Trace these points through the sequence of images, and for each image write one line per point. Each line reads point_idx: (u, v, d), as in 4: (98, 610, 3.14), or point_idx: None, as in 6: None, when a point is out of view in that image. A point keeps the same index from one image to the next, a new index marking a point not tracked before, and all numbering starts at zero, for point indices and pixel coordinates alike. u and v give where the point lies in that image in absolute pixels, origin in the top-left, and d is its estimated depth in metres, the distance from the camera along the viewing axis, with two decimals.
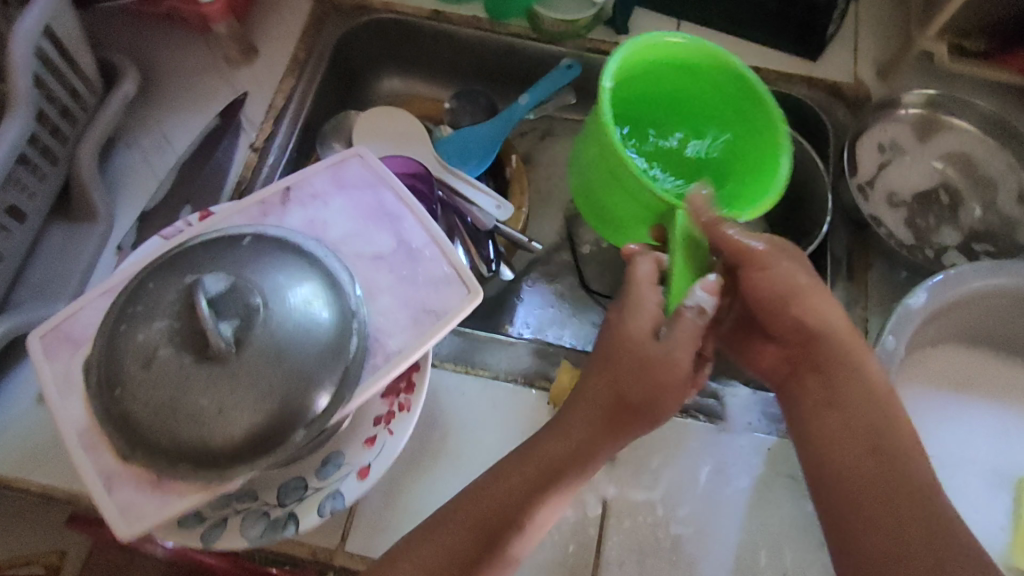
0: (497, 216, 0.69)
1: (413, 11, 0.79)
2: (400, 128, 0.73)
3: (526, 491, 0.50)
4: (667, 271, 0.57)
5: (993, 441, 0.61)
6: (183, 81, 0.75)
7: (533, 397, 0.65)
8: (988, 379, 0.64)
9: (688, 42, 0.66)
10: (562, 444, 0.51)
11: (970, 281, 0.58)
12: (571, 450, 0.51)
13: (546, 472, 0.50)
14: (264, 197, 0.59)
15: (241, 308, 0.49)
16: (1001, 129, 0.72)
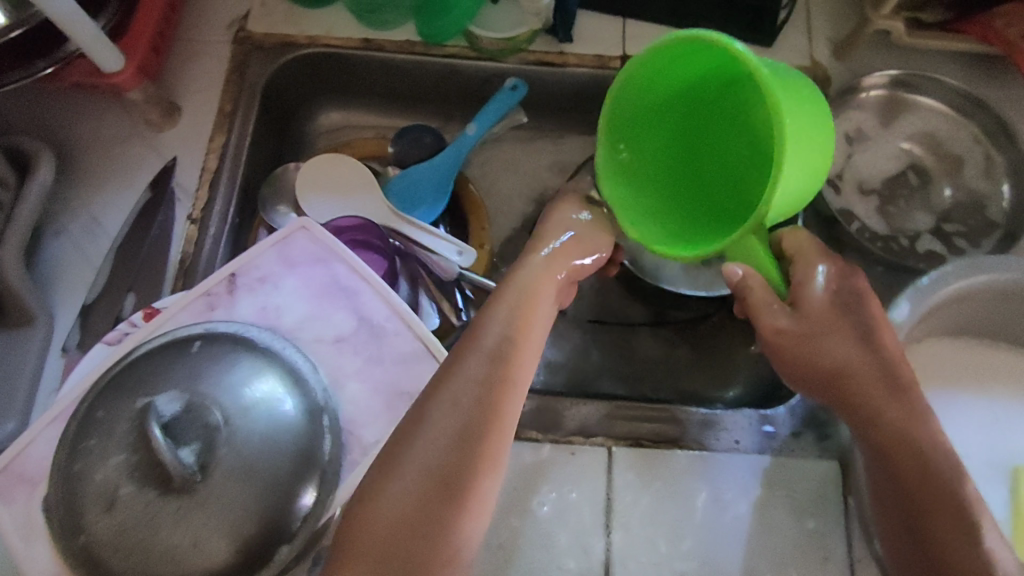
0: (459, 262, 0.66)
1: (343, 42, 0.74)
2: (344, 178, 0.69)
3: (438, 475, 0.45)
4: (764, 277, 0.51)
5: (985, 432, 0.60)
6: (105, 153, 0.69)
7: (522, 451, 0.62)
8: (974, 369, 0.63)
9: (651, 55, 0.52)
10: (458, 418, 0.47)
11: (950, 283, 0.57)
12: (469, 417, 0.47)
13: (465, 449, 0.46)
14: (208, 288, 0.55)
15: (200, 431, 0.45)
16: (966, 103, 0.69)
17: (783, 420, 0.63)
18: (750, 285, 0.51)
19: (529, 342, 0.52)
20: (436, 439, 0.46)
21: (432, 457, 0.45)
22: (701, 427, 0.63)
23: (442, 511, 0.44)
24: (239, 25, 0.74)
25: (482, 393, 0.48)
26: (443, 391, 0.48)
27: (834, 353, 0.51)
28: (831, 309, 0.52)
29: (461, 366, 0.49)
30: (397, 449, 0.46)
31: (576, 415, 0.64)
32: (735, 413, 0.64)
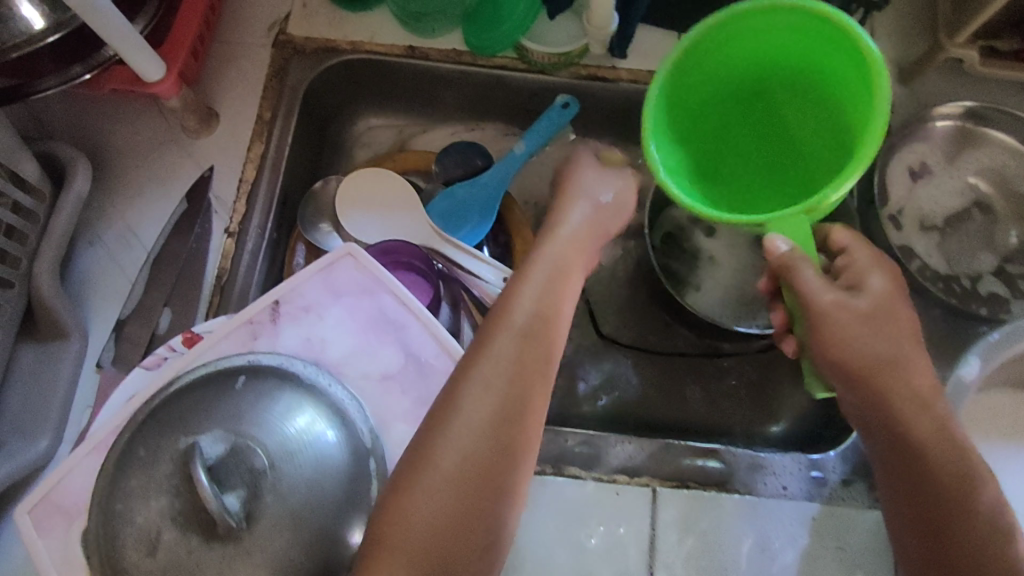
0: None
1: (387, 49, 0.71)
2: (388, 195, 0.66)
3: (470, 470, 0.44)
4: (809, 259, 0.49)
5: None
6: (141, 160, 0.67)
7: (563, 489, 0.60)
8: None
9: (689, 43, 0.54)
10: (492, 405, 0.45)
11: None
12: (505, 406, 0.45)
13: (497, 442, 0.45)
14: (251, 315, 0.54)
15: (246, 475, 0.44)
16: None
17: (833, 466, 0.61)
18: (798, 262, 0.48)
19: (561, 319, 0.50)
20: (472, 429, 0.44)
21: (470, 449, 0.44)
22: (748, 469, 0.61)
23: (484, 501, 0.44)
24: (280, 27, 0.72)
25: (510, 380, 0.46)
26: (476, 377, 0.46)
27: (885, 351, 0.49)
28: (885, 306, 0.50)
29: (492, 348, 0.47)
30: (429, 439, 0.45)
31: (619, 452, 0.62)
32: (783, 457, 0.62)
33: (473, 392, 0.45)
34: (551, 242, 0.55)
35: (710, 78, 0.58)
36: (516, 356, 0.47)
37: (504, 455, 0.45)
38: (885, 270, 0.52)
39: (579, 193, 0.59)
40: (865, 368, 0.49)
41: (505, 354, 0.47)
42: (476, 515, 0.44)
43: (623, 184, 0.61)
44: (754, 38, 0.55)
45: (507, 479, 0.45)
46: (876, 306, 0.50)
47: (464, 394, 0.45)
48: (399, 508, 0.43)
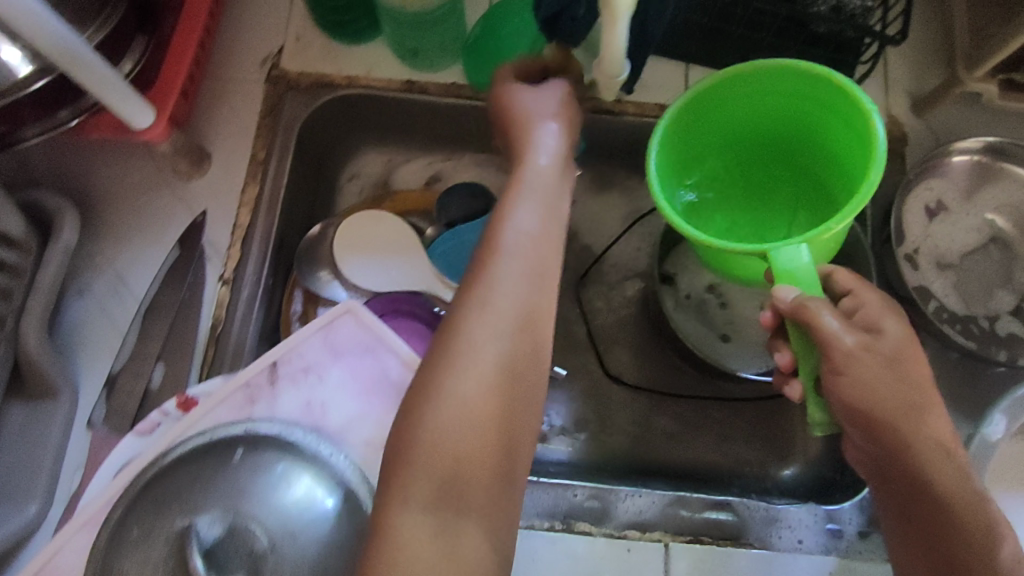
0: None
1: (383, 84, 0.69)
2: (388, 239, 0.64)
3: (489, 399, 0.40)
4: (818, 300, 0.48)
5: None
6: (130, 204, 0.65)
7: (573, 546, 0.58)
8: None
9: (688, 104, 0.56)
10: (497, 335, 0.41)
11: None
12: (511, 331, 0.41)
13: (511, 365, 0.41)
14: (248, 378, 0.52)
15: (245, 558, 0.43)
16: None
17: (849, 517, 0.60)
18: (810, 303, 0.45)
19: (551, 240, 0.46)
20: (478, 359, 0.41)
21: (478, 382, 0.40)
22: (762, 522, 0.60)
23: (501, 433, 0.40)
24: (273, 62, 0.69)
25: (513, 302, 0.42)
26: (479, 309, 0.42)
27: (905, 397, 0.47)
28: (910, 354, 0.47)
29: (489, 274, 0.43)
30: (435, 374, 0.41)
31: (628, 506, 0.60)
32: (798, 509, 0.60)
33: (473, 320, 0.42)
34: (524, 174, 0.49)
35: (698, 133, 0.59)
36: (513, 278, 0.43)
37: (515, 379, 0.41)
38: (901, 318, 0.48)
39: (535, 119, 0.52)
40: (885, 411, 0.46)
41: (506, 277, 0.43)
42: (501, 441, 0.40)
43: (567, 103, 0.54)
44: (738, 97, 0.56)
45: (525, 398, 0.41)
46: (898, 349, 0.47)
47: (466, 326, 0.41)
48: (411, 446, 0.39)
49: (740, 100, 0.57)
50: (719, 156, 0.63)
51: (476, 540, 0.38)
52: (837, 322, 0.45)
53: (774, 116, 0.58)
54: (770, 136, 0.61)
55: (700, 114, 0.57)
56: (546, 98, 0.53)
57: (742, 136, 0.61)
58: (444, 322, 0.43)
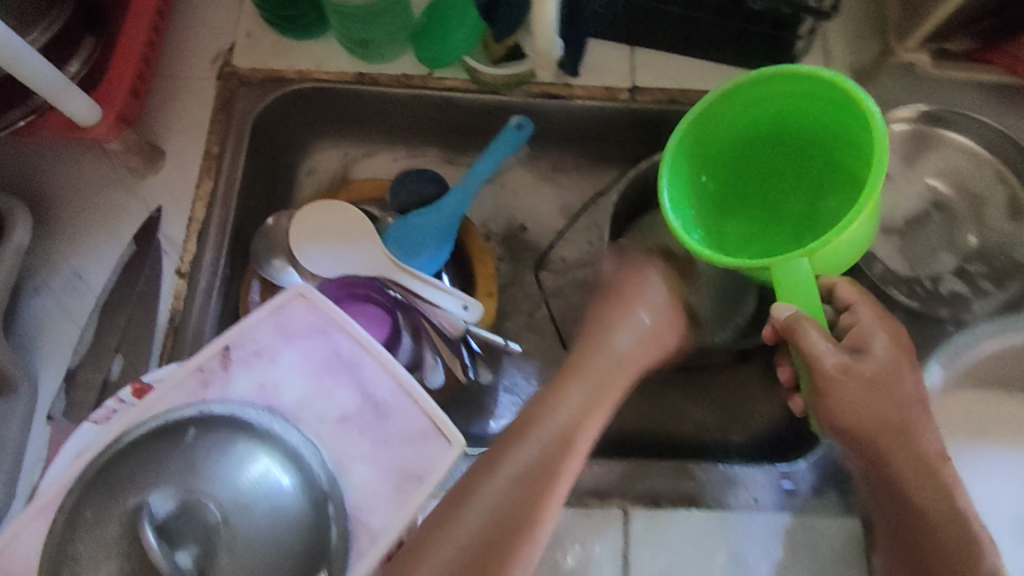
0: (466, 317, 0.62)
1: (334, 76, 0.70)
2: (343, 227, 0.65)
3: (496, 526, 0.46)
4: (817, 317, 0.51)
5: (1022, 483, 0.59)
6: (84, 202, 0.65)
7: None
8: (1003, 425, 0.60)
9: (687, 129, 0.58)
10: (529, 464, 0.49)
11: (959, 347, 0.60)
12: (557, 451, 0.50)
13: (526, 497, 0.48)
14: (201, 362, 0.52)
15: (199, 531, 0.43)
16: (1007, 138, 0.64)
17: (803, 475, 0.61)
18: (804, 324, 0.49)
19: (587, 435, 0.52)
20: (517, 471, 0.48)
21: (515, 480, 0.48)
22: (720, 484, 0.62)
23: (505, 547, 0.46)
24: (224, 59, 0.70)
25: (540, 457, 0.49)
26: (540, 419, 0.51)
27: (884, 421, 0.49)
28: (889, 373, 0.50)
29: (562, 391, 0.54)
30: (465, 493, 0.48)
31: (586, 476, 0.62)
32: (754, 470, 0.62)
33: (516, 454, 0.49)
34: (602, 354, 0.57)
35: (702, 154, 0.61)
36: (554, 451, 0.50)
37: (543, 491, 0.48)
38: (890, 336, 0.51)
39: (636, 306, 0.61)
40: (868, 431, 0.49)
41: (569, 395, 0.54)
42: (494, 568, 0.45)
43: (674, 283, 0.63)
44: (737, 106, 0.58)
45: (532, 527, 0.47)
46: (875, 375, 0.49)
47: (503, 452, 0.50)
48: (445, 518, 0.47)
49: (747, 110, 0.58)
50: (733, 176, 0.63)
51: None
52: (826, 343, 0.49)
53: (774, 122, 0.59)
54: (777, 144, 0.61)
55: (701, 136, 0.59)
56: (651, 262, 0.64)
57: (748, 146, 0.62)
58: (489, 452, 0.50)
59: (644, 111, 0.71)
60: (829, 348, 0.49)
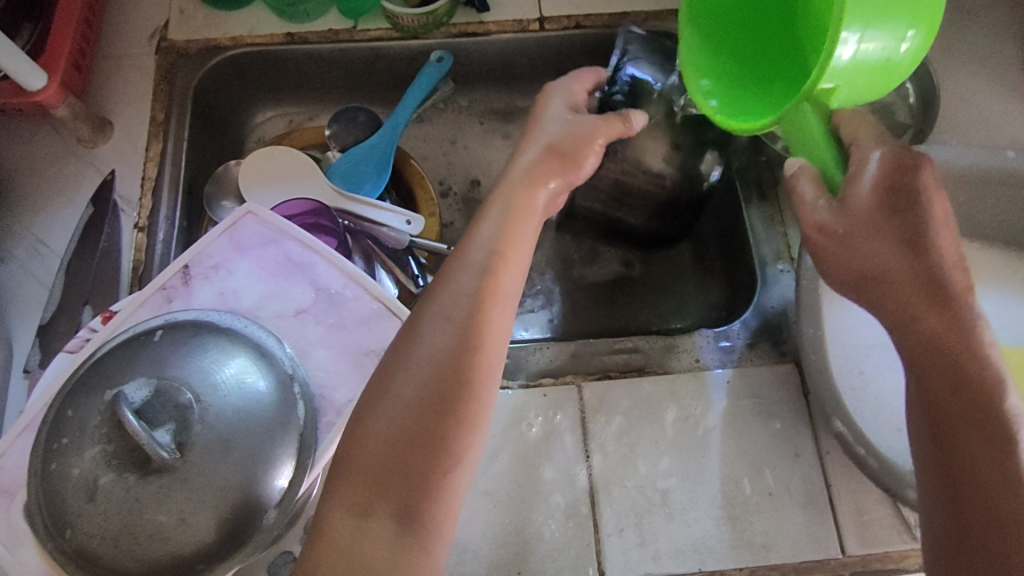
0: (410, 232, 0.68)
1: (265, 39, 0.75)
2: (287, 168, 0.70)
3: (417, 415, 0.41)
4: (824, 163, 0.46)
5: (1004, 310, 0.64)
6: (42, 175, 0.70)
7: (503, 398, 0.64)
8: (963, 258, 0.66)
9: None
10: (448, 337, 0.42)
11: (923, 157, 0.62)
12: (464, 345, 0.42)
13: (448, 372, 0.42)
14: (163, 282, 0.56)
15: (173, 410, 0.46)
16: None
17: (738, 333, 0.67)
18: (800, 182, 0.46)
19: (512, 263, 0.46)
20: (432, 357, 0.42)
21: (417, 389, 0.41)
22: (662, 351, 0.67)
23: (430, 443, 0.40)
24: (161, 34, 0.75)
25: (459, 324, 0.43)
26: (427, 317, 0.43)
27: (865, 267, 0.44)
28: (872, 219, 0.43)
29: (454, 266, 0.46)
30: (383, 379, 0.42)
31: (539, 359, 0.67)
32: (692, 334, 0.67)
33: (432, 329, 0.43)
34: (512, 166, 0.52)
35: None
36: (473, 298, 0.44)
37: (463, 373, 0.42)
38: (885, 167, 0.43)
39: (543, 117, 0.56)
40: (864, 270, 0.44)
41: (460, 283, 0.44)
42: (422, 462, 0.40)
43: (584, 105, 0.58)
44: None
45: (461, 407, 0.41)
46: (852, 228, 0.44)
47: (414, 333, 0.43)
48: (352, 447, 0.40)
49: None
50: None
51: (385, 535, 0.38)
52: (820, 196, 0.45)
53: None
54: None
55: None
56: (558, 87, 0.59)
57: None
58: (401, 338, 0.44)
59: (555, 38, 0.76)
60: (821, 199, 0.45)
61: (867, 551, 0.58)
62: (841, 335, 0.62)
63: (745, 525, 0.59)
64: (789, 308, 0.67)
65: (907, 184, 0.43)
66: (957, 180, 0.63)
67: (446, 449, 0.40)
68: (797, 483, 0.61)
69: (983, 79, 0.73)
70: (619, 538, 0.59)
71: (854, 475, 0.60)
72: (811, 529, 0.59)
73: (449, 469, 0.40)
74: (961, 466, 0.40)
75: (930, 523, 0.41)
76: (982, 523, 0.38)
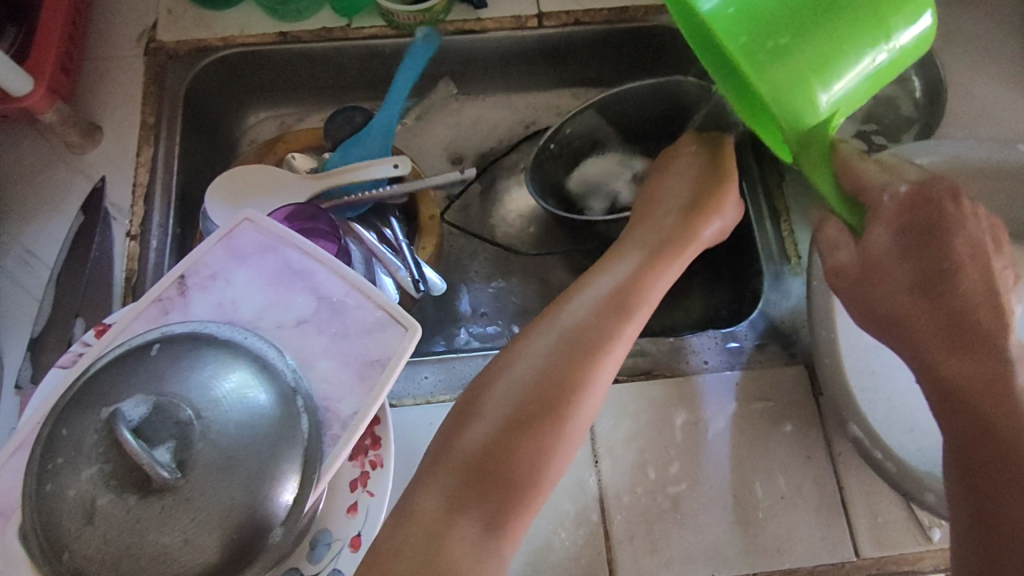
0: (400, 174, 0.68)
1: (257, 39, 0.73)
2: (272, 177, 0.69)
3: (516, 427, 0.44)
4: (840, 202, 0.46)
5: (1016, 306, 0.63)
6: (30, 183, 0.68)
7: None
8: None
9: None
10: (555, 351, 0.47)
11: (933, 153, 0.61)
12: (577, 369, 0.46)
13: (552, 388, 0.45)
14: (159, 293, 0.55)
15: (173, 428, 0.44)
16: None
17: (746, 333, 0.66)
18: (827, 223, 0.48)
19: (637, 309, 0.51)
20: (538, 371, 0.46)
21: (519, 396, 0.45)
22: (669, 353, 0.65)
23: (524, 453, 0.43)
24: (149, 35, 0.73)
25: (569, 346, 0.47)
26: (540, 336, 0.48)
27: (882, 311, 0.45)
28: (892, 261, 0.44)
29: (578, 298, 0.51)
30: (491, 379, 0.47)
31: None
32: (700, 335, 0.66)
33: (544, 342, 0.47)
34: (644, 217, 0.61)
35: None
36: (597, 326, 0.48)
37: (568, 391, 0.45)
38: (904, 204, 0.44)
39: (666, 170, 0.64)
40: (885, 313, 0.44)
41: (583, 312, 0.49)
42: (512, 471, 0.43)
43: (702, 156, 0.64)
44: None
45: (561, 426, 0.45)
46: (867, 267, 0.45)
47: (527, 345, 0.48)
48: (452, 444, 0.44)
49: None
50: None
51: (469, 535, 0.41)
52: (840, 239, 0.47)
53: None
54: None
55: None
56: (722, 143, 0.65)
57: None
58: (516, 346, 0.48)
59: (553, 34, 0.75)
60: (844, 238, 0.47)
61: (882, 553, 0.58)
62: (852, 337, 0.62)
63: (759, 530, 0.58)
64: (797, 309, 0.67)
65: (922, 220, 0.43)
66: (964, 175, 0.62)
67: (539, 462, 0.44)
68: (809, 486, 0.60)
69: (985, 71, 0.72)
70: (630, 546, 0.58)
71: (866, 477, 0.60)
72: (825, 533, 0.58)
73: (535, 483, 0.44)
74: (991, 495, 0.40)
75: (960, 549, 0.42)
76: (1007, 545, 0.39)
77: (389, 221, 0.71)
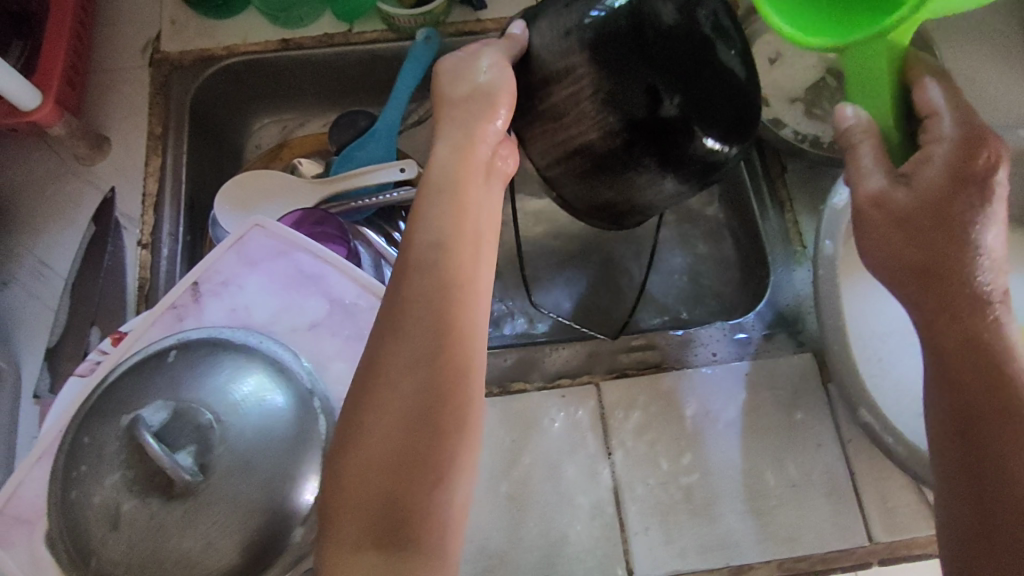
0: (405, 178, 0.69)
1: (261, 47, 0.73)
2: (278, 184, 0.69)
3: (398, 428, 0.38)
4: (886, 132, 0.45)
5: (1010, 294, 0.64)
6: (42, 195, 0.69)
7: (526, 401, 0.63)
8: None
9: None
10: (416, 340, 0.40)
11: None
12: (425, 357, 0.40)
13: (424, 378, 0.39)
14: (172, 300, 0.56)
15: (194, 432, 0.45)
16: None
17: (753, 324, 0.66)
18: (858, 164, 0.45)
19: (473, 258, 0.43)
20: (405, 364, 0.39)
21: (400, 398, 0.39)
22: (679, 346, 0.66)
23: (413, 461, 0.38)
24: (154, 46, 0.74)
25: (427, 324, 0.41)
26: (396, 329, 0.41)
27: (907, 259, 0.43)
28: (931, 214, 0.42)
29: (417, 275, 0.42)
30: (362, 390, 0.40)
31: (555, 360, 0.66)
32: (707, 327, 0.66)
33: (396, 335, 0.40)
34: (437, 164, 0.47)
35: None
36: (440, 293, 0.41)
37: (443, 376, 0.39)
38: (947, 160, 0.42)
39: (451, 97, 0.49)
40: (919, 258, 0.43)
41: (417, 297, 0.41)
42: (408, 484, 0.37)
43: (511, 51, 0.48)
44: None
45: (445, 417, 0.39)
46: (914, 210, 0.43)
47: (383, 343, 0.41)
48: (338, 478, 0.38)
49: None
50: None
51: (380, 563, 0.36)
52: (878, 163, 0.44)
53: None
54: None
55: None
56: (477, 56, 0.49)
57: None
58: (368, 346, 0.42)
59: None
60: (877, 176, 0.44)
61: (893, 538, 0.58)
62: (860, 323, 0.62)
63: (771, 517, 0.59)
64: (803, 298, 0.67)
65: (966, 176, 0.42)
66: None
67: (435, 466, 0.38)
68: (820, 472, 0.60)
69: (984, 58, 0.72)
70: (645, 537, 0.59)
71: (877, 463, 0.60)
72: (837, 519, 0.59)
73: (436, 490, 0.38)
74: (989, 461, 0.39)
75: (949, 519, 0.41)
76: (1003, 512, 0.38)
77: (397, 225, 0.72)
